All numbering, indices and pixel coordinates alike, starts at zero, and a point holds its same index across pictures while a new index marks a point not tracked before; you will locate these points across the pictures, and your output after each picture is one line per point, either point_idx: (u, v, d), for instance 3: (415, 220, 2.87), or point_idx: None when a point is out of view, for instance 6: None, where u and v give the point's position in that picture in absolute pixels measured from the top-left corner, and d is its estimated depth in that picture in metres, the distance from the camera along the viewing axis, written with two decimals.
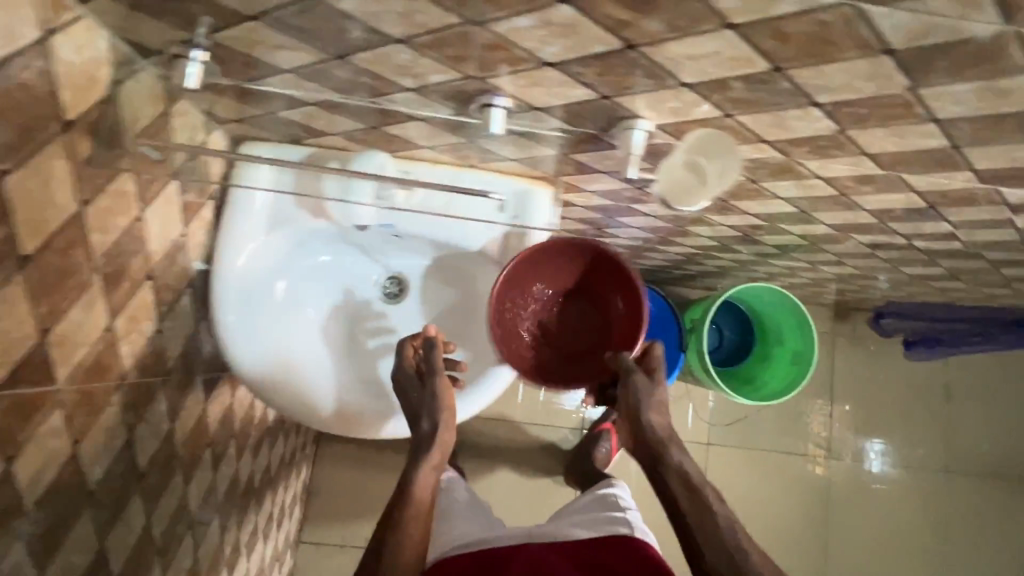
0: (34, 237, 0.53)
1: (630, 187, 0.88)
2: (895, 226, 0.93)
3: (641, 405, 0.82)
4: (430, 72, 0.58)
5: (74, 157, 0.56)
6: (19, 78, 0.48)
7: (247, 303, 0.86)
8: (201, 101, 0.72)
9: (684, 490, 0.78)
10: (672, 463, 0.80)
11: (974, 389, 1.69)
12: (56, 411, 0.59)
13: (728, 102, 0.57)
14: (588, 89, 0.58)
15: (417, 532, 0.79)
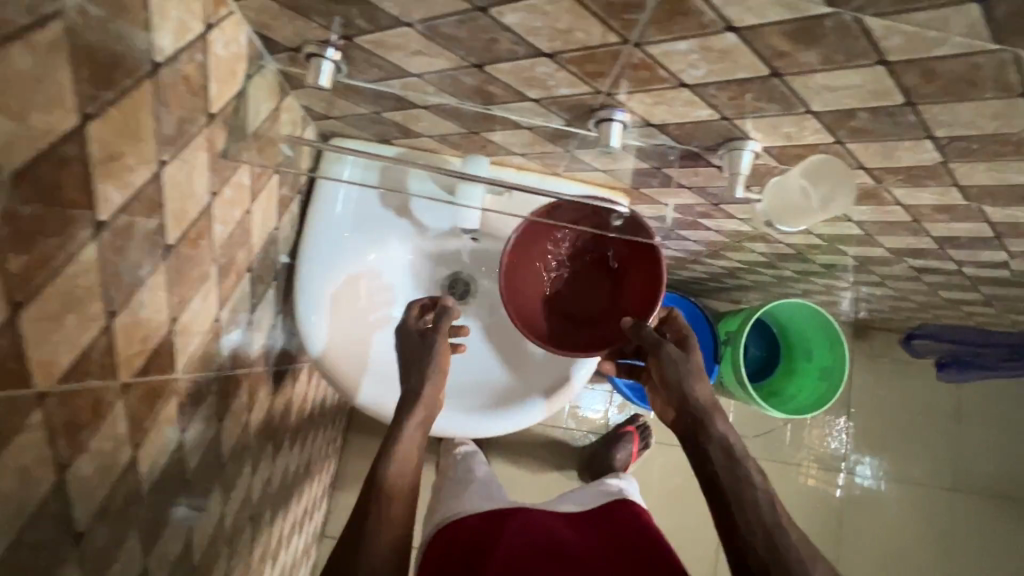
0: (176, 227, 0.53)
1: (706, 202, 0.90)
2: (953, 252, 0.96)
3: (681, 372, 0.75)
4: (561, 86, 0.60)
5: (210, 149, 0.56)
6: (183, 72, 0.49)
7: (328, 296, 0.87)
8: (307, 96, 0.73)
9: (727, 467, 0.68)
10: (713, 435, 0.71)
11: (983, 411, 1.63)
12: (173, 398, 0.60)
13: (846, 130, 0.60)
14: (711, 110, 0.60)
15: (395, 512, 0.69)
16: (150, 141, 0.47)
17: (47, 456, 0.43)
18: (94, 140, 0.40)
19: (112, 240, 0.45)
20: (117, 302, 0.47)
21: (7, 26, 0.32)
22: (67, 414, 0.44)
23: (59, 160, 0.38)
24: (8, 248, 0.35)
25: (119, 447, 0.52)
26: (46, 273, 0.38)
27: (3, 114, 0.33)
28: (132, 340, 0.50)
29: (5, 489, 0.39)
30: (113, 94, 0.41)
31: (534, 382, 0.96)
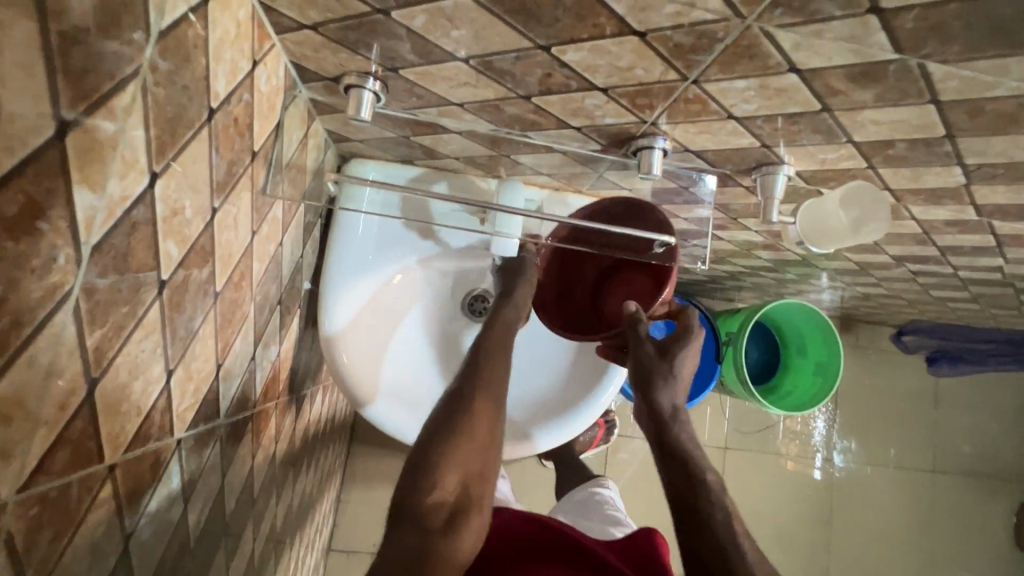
0: (223, 271, 0.51)
1: (725, 217, 0.92)
2: (953, 258, 1.00)
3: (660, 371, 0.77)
4: (607, 116, 0.60)
5: (251, 188, 0.54)
6: (232, 113, 0.47)
7: (352, 322, 0.85)
8: (333, 120, 0.71)
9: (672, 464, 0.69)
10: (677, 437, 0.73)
11: (961, 397, 1.71)
12: (216, 444, 0.58)
13: (881, 157, 0.61)
14: (754, 139, 0.61)
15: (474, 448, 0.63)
16: (204, 189, 0.44)
17: (113, 529, 0.40)
18: (159, 198, 0.38)
19: (171, 296, 0.42)
20: (174, 359, 0.44)
21: (91, 94, 0.29)
22: (132, 481, 0.42)
23: (131, 224, 0.35)
24: (88, 324, 0.33)
25: (172, 503, 0.50)
26: (118, 342, 0.36)
27: (85, 187, 0.30)
28: (185, 394, 0.48)
29: (80, 570, 0.37)
30: (176, 147, 0.39)
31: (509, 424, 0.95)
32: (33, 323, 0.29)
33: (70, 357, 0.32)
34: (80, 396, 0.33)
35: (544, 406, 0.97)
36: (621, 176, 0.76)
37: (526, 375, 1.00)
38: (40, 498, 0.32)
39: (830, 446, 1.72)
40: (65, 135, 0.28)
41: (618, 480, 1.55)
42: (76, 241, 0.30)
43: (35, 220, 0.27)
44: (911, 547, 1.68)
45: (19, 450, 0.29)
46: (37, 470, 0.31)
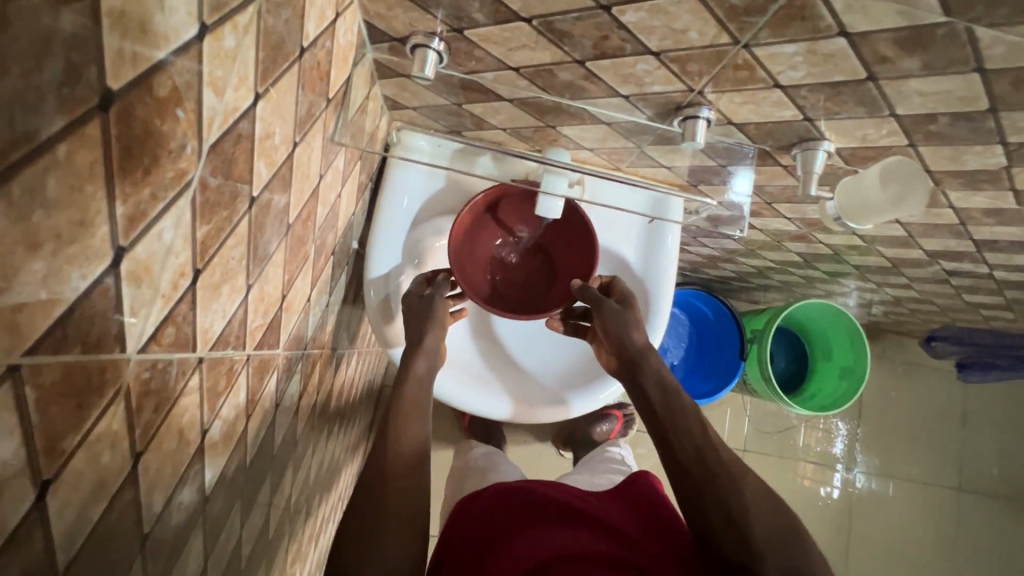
0: (296, 207, 0.55)
1: (759, 201, 0.93)
2: (989, 255, 1.00)
3: (621, 322, 0.80)
4: (656, 83, 0.63)
5: (323, 134, 0.59)
6: (317, 57, 0.51)
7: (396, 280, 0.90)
8: (393, 85, 0.76)
9: (661, 395, 0.72)
10: (649, 372, 0.75)
11: (991, 414, 1.68)
12: (274, 373, 0.62)
13: (922, 134, 0.63)
14: (797, 112, 0.63)
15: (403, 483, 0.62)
16: (290, 121, 0.49)
17: (196, 420, 0.45)
18: (259, 118, 0.42)
19: (258, 215, 0.47)
20: (253, 276, 0.49)
21: (224, 7, 0.34)
22: (212, 381, 0.46)
23: (237, 136, 0.40)
24: (200, 216, 0.37)
25: (238, 417, 0.54)
26: (217, 243, 0.41)
27: (211, 90, 0.35)
28: (258, 312, 0.52)
29: (168, 448, 0.41)
30: (275, 75, 0.43)
31: (523, 392, 0.95)
32: (165, 200, 0.33)
33: (185, 241, 0.36)
34: (187, 281, 0.37)
35: (562, 381, 0.95)
36: (663, 152, 0.79)
37: (545, 341, 0.96)
38: (151, 365, 0.36)
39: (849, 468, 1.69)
40: (202, 38, 0.32)
41: None
42: (200, 136, 0.35)
43: (176, 106, 0.31)
44: (936, 567, 1.63)
45: (144, 312, 0.33)
46: (151, 337, 0.35)
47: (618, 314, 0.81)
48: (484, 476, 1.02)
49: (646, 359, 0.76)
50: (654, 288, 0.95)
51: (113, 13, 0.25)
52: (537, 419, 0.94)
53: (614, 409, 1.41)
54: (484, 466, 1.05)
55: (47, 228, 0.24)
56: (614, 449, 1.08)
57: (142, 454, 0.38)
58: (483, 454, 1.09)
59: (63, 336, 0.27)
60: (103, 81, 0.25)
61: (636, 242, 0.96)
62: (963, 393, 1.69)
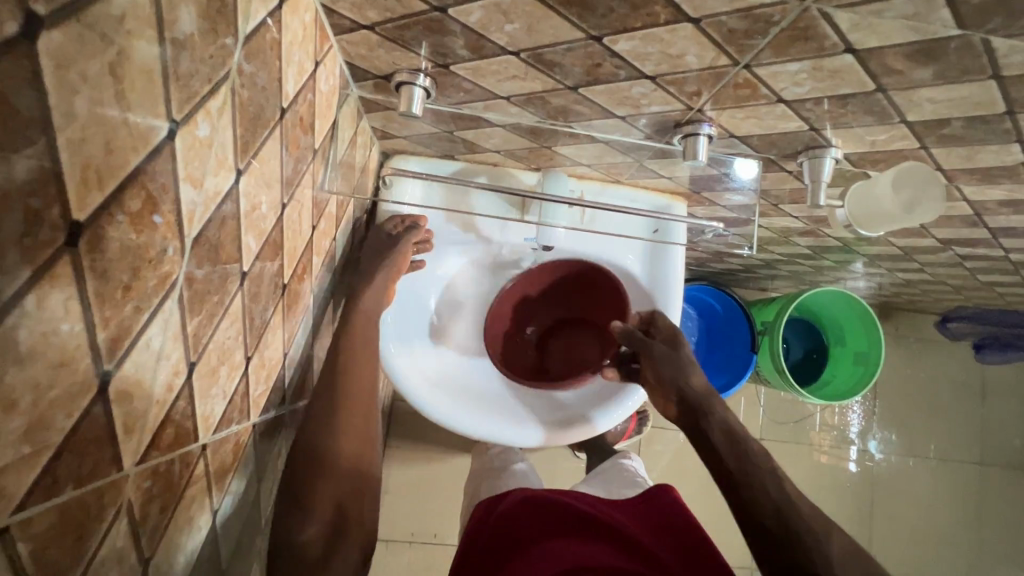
0: (290, 264, 0.54)
1: (765, 203, 0.91)
2: (1005, 239, 0.97)
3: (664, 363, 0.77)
4: (653, 103, 0.60)
5: (312, 184, 0.57)
6: (299, 112, 0.49)
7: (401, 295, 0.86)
8: (379, 118, 0.73)
9: (728, 445, 0.66)
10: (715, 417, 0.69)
11: (1008, 386, 1.66)
12: (280, 428, 0.61)
13: (935, 137, 0.60)
14: (802, 122, 0.61)
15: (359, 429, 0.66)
16: (276, 185, 0.47)
17: (204, 501, 0.44)
18: (243, 193, 0.41)
19: (251, 287, 0.45)
20: (252, 346, 0.47)
21: (193, 98, 0.32)
22: (218, 461, 0.45)
23: (221, 219, 0.38)
24: (189, 310, 0.36)
25: (246, 480, 0.53)
26: (210, 328, 0.39)
27: (188, 184, 0.33)
28: (259, 380, 0.51)
29: (178, 540, 0.40)
30: (255, 146, 0.41)
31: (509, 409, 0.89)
32: (150, 308, 0.31)
33: (175, 341, 0.34)
34: (182, 378, 0.36)
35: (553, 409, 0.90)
36: (663, 165, 0.77)
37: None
38: (152, 472, 0.35)
39: (864, 435, 1.66)
40: (174, 135, 0.31)
41: (654, 468, 1.52)
42: (181, 234, 0.33)
43: (152, 214, 0.30)
44: (956, 540, 1.63)
45: (138, 425, 0.32)
46: (149, 446, 0.34)
47: (666, 355, 0.77)
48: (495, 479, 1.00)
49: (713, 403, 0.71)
50: (662, 304, 0.91)
51: (71, 146, 0.23)
52: (522, 438, 0.87)
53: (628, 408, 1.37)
54: (498, 466, 1.01)
55: (20, 383, 0.23)
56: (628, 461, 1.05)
57: (150, 559, 0.37)
58: (498, 452, 1.05)
59: (53, 480, 0.26)
60: (67, 216, 0.24)
61: (639, 256, 0.92)
62: (979, 366, 1.67)
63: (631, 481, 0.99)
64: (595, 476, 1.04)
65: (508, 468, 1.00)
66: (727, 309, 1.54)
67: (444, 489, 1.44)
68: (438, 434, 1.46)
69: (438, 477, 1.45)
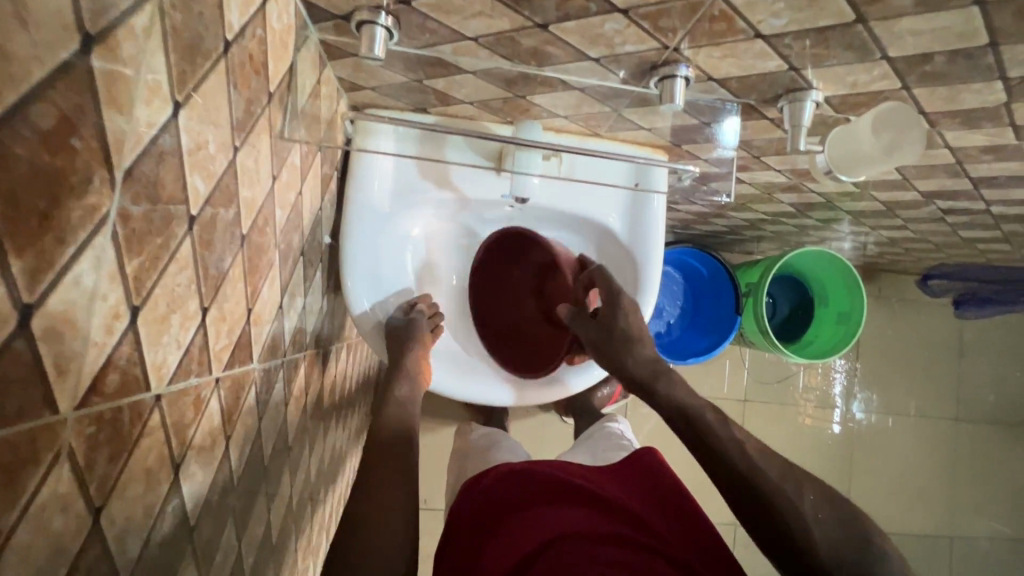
0: (249, 215, 0.52)
1: (747, 156, 0.89)
2: (987, 190, 0.96)
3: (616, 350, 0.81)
4: (627, 42, 0.58)
5: (269, 131, 0.54)
6: (248, 49, 0.46)
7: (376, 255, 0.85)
8: (343, 66, 0.70)
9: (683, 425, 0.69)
10: (660, 395, 0.74)
11: (986, 343, 1.69)
12: (251, 388, 0.59)
13: (917, 75, 0.58)
14: (782, 62, 0.59)
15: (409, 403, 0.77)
16: (224, 125, 0.44)
17: (164, 456, 0.42)
18: (183, 130, 0.38)
19: (202, 234, 0.43)
20: (208, 297, 0.45)
21: (110, 12, 0.29)
22: (177, 414, 0.43)
23: (158, 153, 0.36)
24: (126, 249, 0.33)
25: (217, 438, 0.52)
26: (155, 273, 0.37)
27: (113, 110, 0.31)
28: (221, 334, 0.49)
29: (137, 492, 0.39)
30: (196, 78, 0.39)
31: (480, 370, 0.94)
32: (76, 242, 0.29)
33: (112, 281, 0.32)
34: (123, 323, 0.34)
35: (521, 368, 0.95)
36: (642, 114, 0.75)
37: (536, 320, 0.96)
38: (95, 419, 0.33)
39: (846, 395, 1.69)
40: (89, 51, 0.28)
41: (640, 431, 1.54)
42: (109, 163, 0.31)
43: (68, 137, 0.27)
44: (931, 493, 1.69)
45: (74, 368, 0.30)
46: (89, 390, 0.32)
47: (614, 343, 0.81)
48: (481, 448, 0.97)
49: (656, 383, 0.75)
50: (644, 260, 0.91)
51: None
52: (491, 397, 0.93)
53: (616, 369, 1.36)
54: (484, 444, 0.98)
55: None
56: (613, 424, 1.06)
57: (103, 508, 0.36)
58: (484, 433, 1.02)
59: None
60: None
61: (621, 213, 0.91)
62: (959, 325, 1.69)
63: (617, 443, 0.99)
64: (584, 443, 1.05)
65: (494, 445, 0.98)
66: (712, 272, 1.53)
67: (434, 455, 1.45)
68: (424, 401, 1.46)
69: (427, 445, 1.46)
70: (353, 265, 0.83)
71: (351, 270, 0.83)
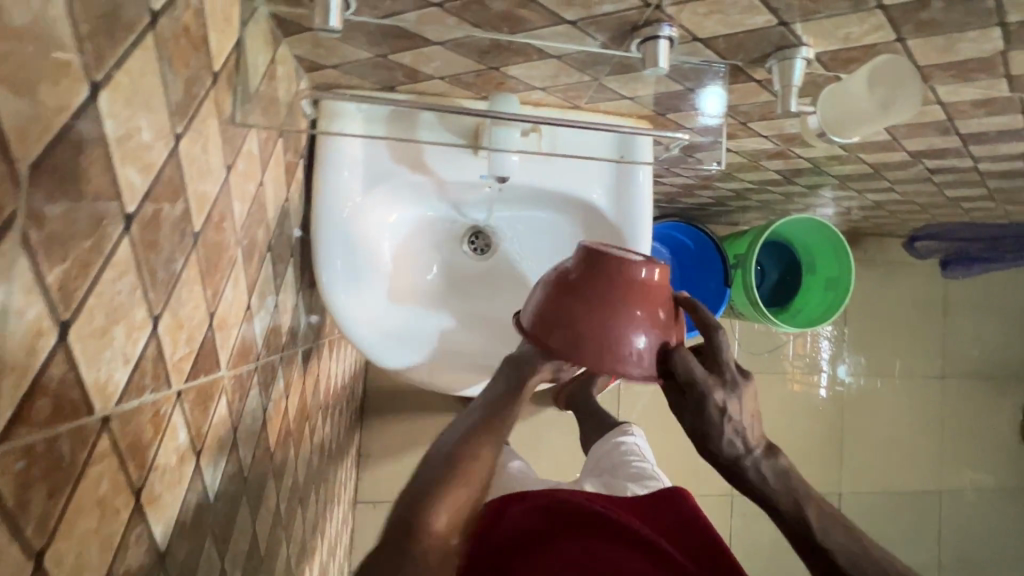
0: (200, 211, 0.47)
1: (733, 123, 0.85)
2: (974, 148, 0.95)
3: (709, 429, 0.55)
4: (605, 2, 0.53)
5: (218, 115, 0.49)
6: (182, 21, 0.41)
7: (350, 246, 0.79)
8: (299, 42, 0.65)
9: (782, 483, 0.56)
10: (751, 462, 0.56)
11: (967, 302, 1.71)
12: (221, 398, 0.55)
13: (912, 24, 0.55)
14: (771, 16, 0.55)
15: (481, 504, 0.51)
16: (161, 110, 0.39)
17: (119, 483, 0.38)
18: (107, 114, 0.33)
19: (143, 234, 0.38)
20: (159, 304, 0.41)
21: None
22: (132, 435, 0.39)
23: (76, 142, 0.31)
24: (45, 256, 0.29)
25: (184, 457, 0.48)
26: (87, 282, 0.32)
27: (10, 92, 0.26)
28: (178, 343, 0.45)
29: (90, 526, 0.35)
30: (117, 55, 0.34)
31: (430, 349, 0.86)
32: None
33: (28, 294, 0.28)
34: (51, 340, 0.30)
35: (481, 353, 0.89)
36: (624, 81, 0.71)
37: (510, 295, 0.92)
38: (25, 451, 0.29)
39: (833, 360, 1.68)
40: None
41: (633, 409, 1.50)
42: (7, 155, 0.26)
43: None
44: (921, 451, 1.72)
45: None
46: (13, 420, 0.28)
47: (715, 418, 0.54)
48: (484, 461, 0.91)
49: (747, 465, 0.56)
50: (631, 237, 0.87)
51: None
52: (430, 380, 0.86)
53: None
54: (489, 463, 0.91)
55: None
56: (627, 438, 0.92)
57: (47, 548, 0.31)
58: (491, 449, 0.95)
59: None
60: None
61: (606, 188, 0.87)
62: (942, 284, 1.70)
63: (625, 464, 0.85)
64: (595, 458, 0.92)
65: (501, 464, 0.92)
66: (700, 245, 1.50)
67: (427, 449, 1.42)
68: (414, 393, 1.43)
69: (419, 438, 1.42)
70: (326, 255, 0.78)
71: (325, 260, 0.78)
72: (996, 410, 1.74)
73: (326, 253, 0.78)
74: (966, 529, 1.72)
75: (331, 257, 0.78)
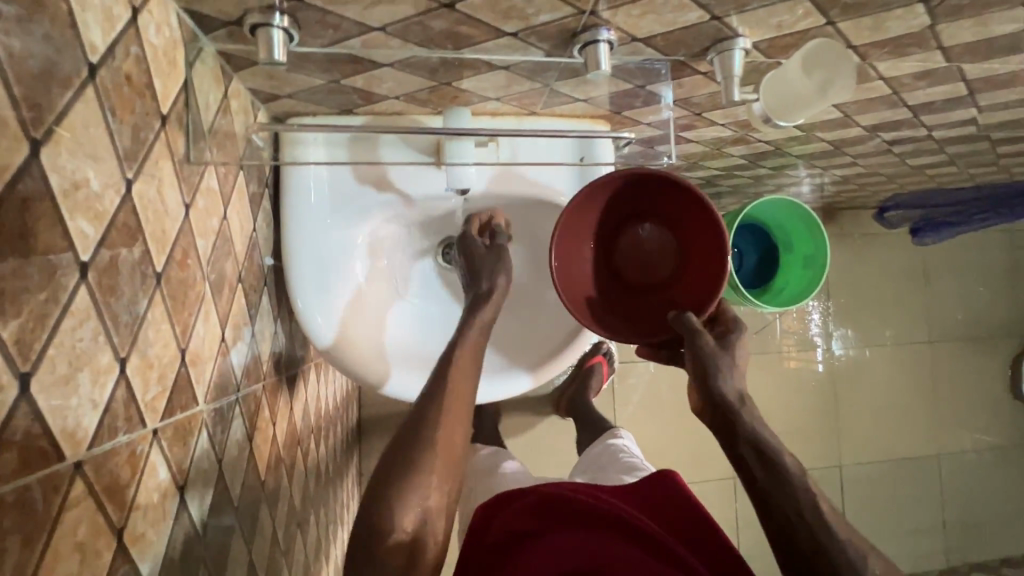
0: (160, 251, 0.48)
1: (689, 115, 0.87)
2: (927, 117, 0.97)
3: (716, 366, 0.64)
4: (540, 12, 0.55)
5: (170, 156, 0.50)
6: (122, 70, 0.42)
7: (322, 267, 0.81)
8: (249, 76, 0.66)
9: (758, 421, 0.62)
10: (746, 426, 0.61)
11: (945, 265, 1.74)
12: (202, 431, 0.56)
13: (838, 8, 0.57)
14: (703, 12, 0.57)
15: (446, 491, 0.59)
16: (109, 159, 0.40)
17: (98, 524, 0.39)
18: (50, 170, 0.34)
19: (101, 280, 0.39)
20: (125, 347, 0.42)
21: None
22: (107, 477, 0.40)
23: (21, 201, 0.32)
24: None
25: (166, 493, 0.49)
26: (45, 333, 0.33)
27: None
28: (149, 383, 0.46)
29: (71, 570, 0.36)
30: (56, 112, 0.35)
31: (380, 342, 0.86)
32: None
33: None
34: (13, 394, 0.31)
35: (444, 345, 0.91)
36: (574, 85, 0.72)
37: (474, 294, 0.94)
38: None
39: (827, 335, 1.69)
40: None
41: (628, 403, 1.51)
42: None
43: None
44: (914, 417, 1.74)
45: None
46: None
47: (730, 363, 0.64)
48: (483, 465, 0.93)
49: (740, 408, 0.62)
50: None
51: None
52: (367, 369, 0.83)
53: (596, 357, 1.28)
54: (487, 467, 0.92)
55: None
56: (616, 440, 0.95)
57: None
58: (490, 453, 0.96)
59: None
60: None
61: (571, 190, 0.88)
62: (918, 251, 1.73)
63: (616, 461, 0.87)
64: (583, 463, 0.95)
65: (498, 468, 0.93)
66: None
67: None
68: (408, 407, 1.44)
69: None
70: (297, 276, 0.79)
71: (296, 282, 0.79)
72: (983, 368, 1.76)
73: (297, 271, 0.79)
74: (965, 487, 1.74)
75: (302, 279, 0.79)
